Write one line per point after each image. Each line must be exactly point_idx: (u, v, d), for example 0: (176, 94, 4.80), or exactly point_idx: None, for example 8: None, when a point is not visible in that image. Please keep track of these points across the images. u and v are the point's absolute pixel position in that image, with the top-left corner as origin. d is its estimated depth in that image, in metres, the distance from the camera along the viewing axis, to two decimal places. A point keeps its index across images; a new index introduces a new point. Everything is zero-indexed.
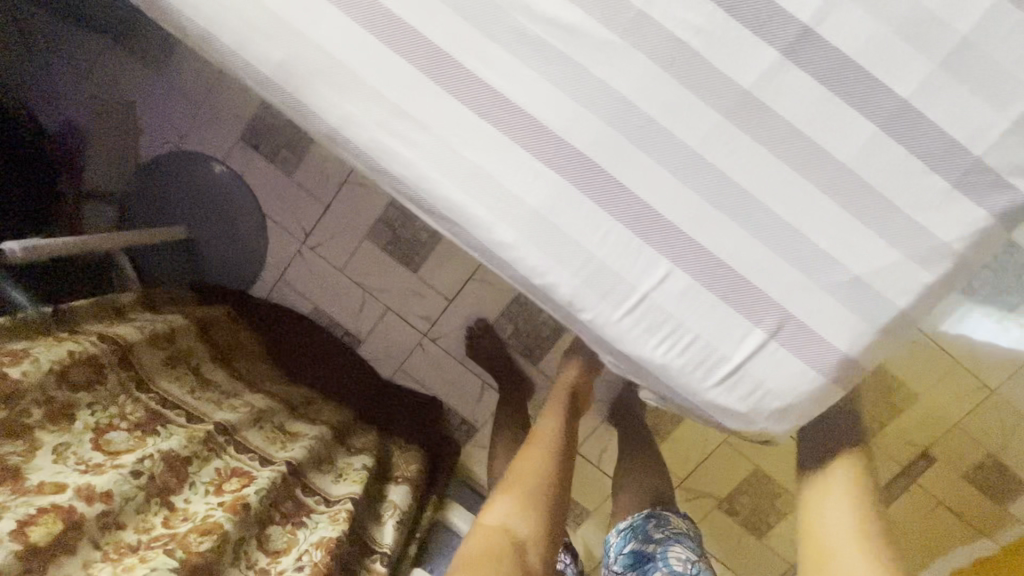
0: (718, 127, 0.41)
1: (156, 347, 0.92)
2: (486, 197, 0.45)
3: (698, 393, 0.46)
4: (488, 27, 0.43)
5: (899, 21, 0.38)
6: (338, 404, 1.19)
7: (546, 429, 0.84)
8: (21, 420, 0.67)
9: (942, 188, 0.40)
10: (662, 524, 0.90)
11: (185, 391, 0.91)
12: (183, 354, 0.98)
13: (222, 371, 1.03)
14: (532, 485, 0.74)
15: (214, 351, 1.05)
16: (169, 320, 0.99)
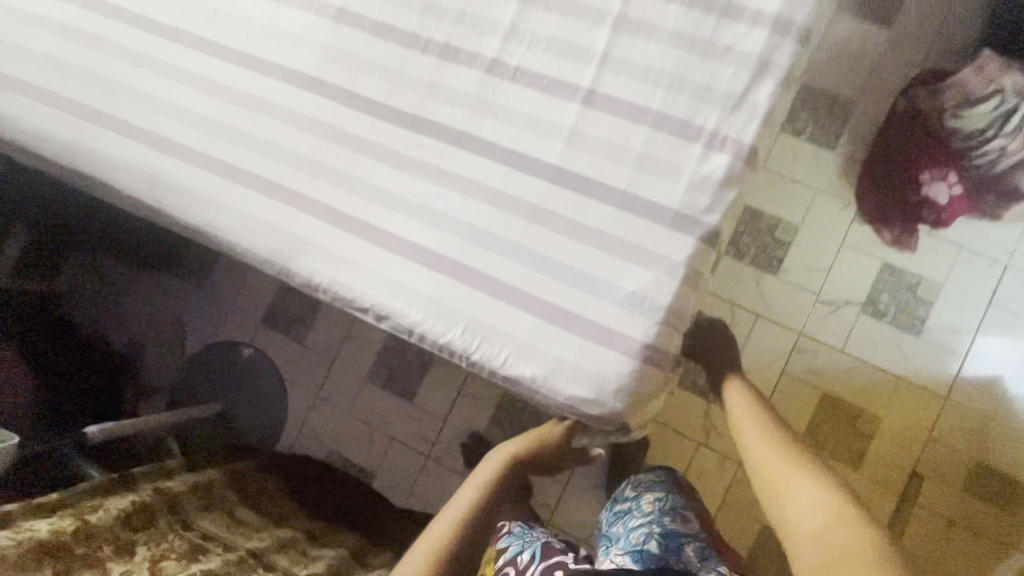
0: (525, 226, 0.69)
1: (196, 496, 1.11)
2: (401, 296, 0.71)
3: (561, 392, 0.66)
4: (388, 203, 0.74)
5: (602, 152, 0.68)
6: (355, 532, 1.29)
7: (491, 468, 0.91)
8: (95, 555, 0.87)
9: (664, 230, 0.66)
10: (638, 482, 0.98)
11: (221, 527, 1.08)
12: (220, 499, 1.15)
13: (252, 511, 1.18)
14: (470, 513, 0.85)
15: (245, 497, 1.22)
16: (207, 474, 1.19)
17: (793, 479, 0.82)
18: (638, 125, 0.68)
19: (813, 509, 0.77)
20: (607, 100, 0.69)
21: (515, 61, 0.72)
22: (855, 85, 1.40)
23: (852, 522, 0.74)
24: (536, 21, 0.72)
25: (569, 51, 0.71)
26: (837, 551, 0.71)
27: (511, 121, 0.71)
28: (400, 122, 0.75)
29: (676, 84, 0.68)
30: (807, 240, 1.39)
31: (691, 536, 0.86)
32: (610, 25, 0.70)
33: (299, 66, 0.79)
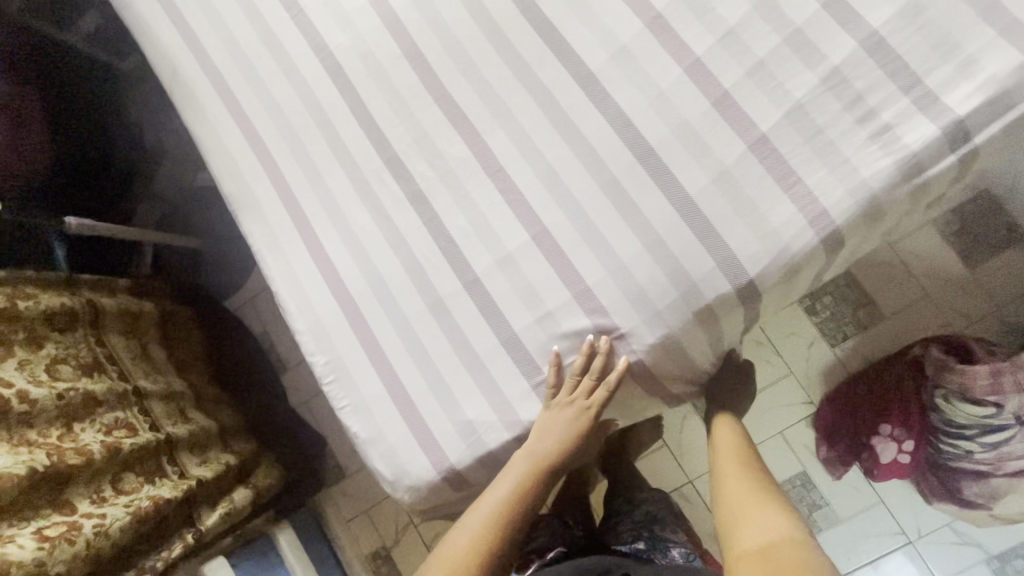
0: (422, 309, 0.72)
1: (121, 321, 1.25)
2: (298, 302, 0.77)
3: (368, 458, 0.74)
4: (333, 217, 0.77)
5: (519, 290, 0.69)
6: (235, 410, 1.48)
7: (520, 470, 0.69)
8: (10, 334, 1.00)
9: (525, 390, 0.69)
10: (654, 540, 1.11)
11: (129, 356, 1.23)
12: (141, 331, 1.31)
13: (163, 352, 1.35)
14: (500, 518, 0.71)
15: (164, 339, 1.38)
16: (143, 304, 1.33)
17: (762, 517, 0.79)
18: (563, 285, 0.68)
19: (772, 539, 0.75)
20: (551, 247, 0.69)
21: (503, 160, 0.72)
22: (893, 303, 1.32)
23: (812, 552, 0.72)
24: (543, 135, 0.71)
25: (551, 181, 0.70)
26: (788, 570, 0.68)
27: (463, 213, 0.72)
28: (381, 152, 0.76)
29: (616, 271, 0.67)
30: (753, 411, 1.37)
31: (679, 542, 1.11)
32: (599, 181, 0.69)
33: (333, 46, 0.80)
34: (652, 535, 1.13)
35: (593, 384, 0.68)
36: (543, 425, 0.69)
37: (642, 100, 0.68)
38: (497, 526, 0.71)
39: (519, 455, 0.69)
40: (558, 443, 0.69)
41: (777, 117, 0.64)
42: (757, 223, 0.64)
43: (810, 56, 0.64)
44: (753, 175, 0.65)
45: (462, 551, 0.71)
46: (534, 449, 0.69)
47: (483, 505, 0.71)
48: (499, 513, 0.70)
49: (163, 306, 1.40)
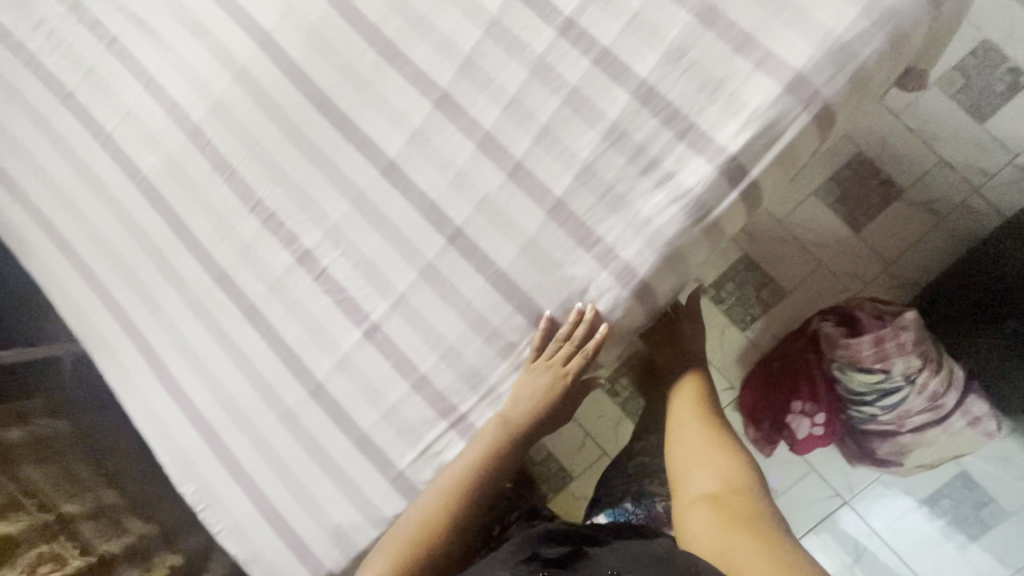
0: (276, 422, 0.73)
1: (31, 444, 1.17)
2: (159, 433, 0.77)
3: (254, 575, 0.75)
4: (177, 342, 0.77)
5: (361, 389, 0.71)
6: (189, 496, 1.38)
7: (489, 438, 0.68)
8: None
9: (384, 485, 0.70)
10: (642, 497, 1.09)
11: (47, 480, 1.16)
12: (61, 447, 1.22)
13: (88, 463, 1.24)
14: (457, 494, 0.68)
15: (88, 446, 1.26)
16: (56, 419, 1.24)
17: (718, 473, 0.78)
18: (401, 378, 0.70)
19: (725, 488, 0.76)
20: (383, 341, 0.70)
21: (324, 261, 0.72)
22: (791, 277, 1.35)
23: (761, 503, 0.73)
24: (357, 231, 0.71)
25: (372, 276, 0.71)
26: (741, 525, 0.68)
27: (298, 320, 0.73)
28: (210, 271, 0.76)
29: (448, 356, 0.68)
30: None
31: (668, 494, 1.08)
32: (417, 269, 0.69)
33: (144, 168, 0.78)
34: (641, 489, 1.09)
35: (570, 350, 0.66)
36: (520, 391, 0.68)
37: (443, 182, 0.69)
38: (454, 497, 0.69)
39: (493, 422, 0.68)
40: (527, 410, 0.68)
41: (569, 181, 0.65)
42: (569, 288, 0.66)
43: (589, 114, 0.65)
44: (557, 241, 0.66)
45: (417, 523, 0.68)
46: (507, 416, 0.68)
47: (441, 475, 0.69)
48: (457, 486, 0.68)
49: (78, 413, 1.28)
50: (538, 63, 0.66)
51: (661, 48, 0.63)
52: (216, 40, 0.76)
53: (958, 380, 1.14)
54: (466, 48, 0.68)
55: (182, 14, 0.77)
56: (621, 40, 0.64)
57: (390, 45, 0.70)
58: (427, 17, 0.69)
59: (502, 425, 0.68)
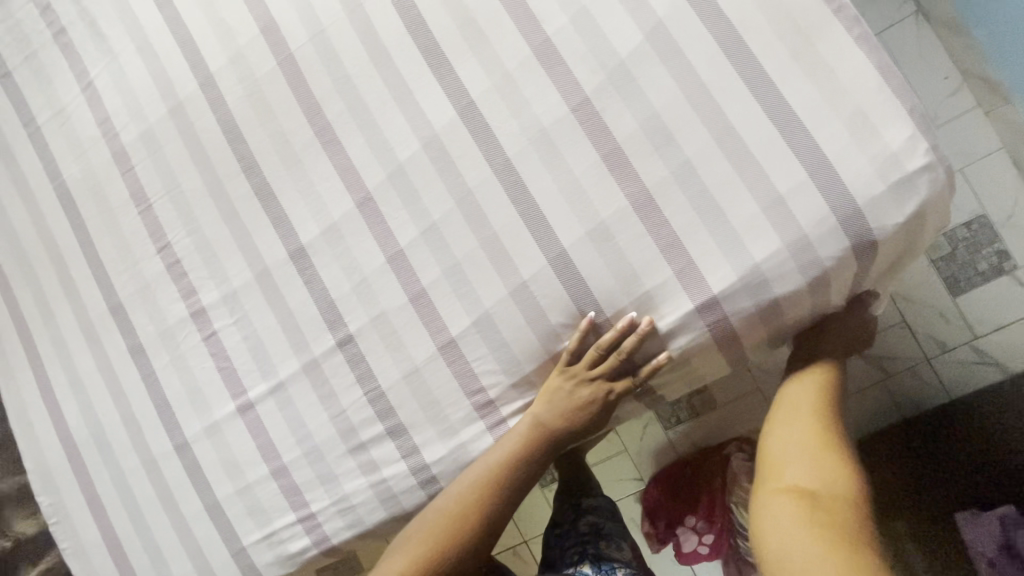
0: (136, 463, 0.73)
1: None
2: (27, 438, 0.77)
3: None
4: (61, 356, 0.76)
5: (222, 459, 0.70)
6: None
7: (518, 440, 0.62)
8: None
9: (226, 556, 0.71)
10: (598, 563, 0.98)
11: None
12: None
13: None
14: (480, 495, 0.62)
15: None
16: None
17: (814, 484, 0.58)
18: (263, 460, 0.69)
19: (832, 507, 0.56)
20: (254, 420, 0.69)
21: (216, 324, 0.71)
22: (727, 392, 1.34)
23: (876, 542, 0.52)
24: (254, 304, 0.69)
25: (258, 353, 0.69)
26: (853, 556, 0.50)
27: (178, 374, 0.71)
28: (106, 298, 0.74)
29: (311, 454, 0.68)
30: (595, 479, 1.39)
31: (624, 562, 0.99)
32: (302, 361, 0.68)
33: (65, 175, 0.76)
34: (597, 554, 1.00)
35: (615, 360, 0.61)
36: (557, 395, 0.62)
37: (346, 284, 0.67)
38: (473, 504, 0.62)
39: (528, 417, 0.62)
40: (566, 414, 0.62)
41: (466, 323, 0.63)
42: (442, 425, 0.65)
43: (502, 263, 0.63)
44: (441, 378, 0.64)
45: (435, 521, 0.62)
46: (543, 418, 0.62)
47: (472, 468, 0.63)
48: (491, 479, 0.62)
49: None
50: (466, 196, 0.64)
51: (588, 223, 0.60)
52: (160, 66, 0.72)
53: None
54: (402, 157, 0.65)
55: (132, 26, 0.72)
56: (552, 200, 0.61)
57: (328, 128, 0.67)
58: (371, 112, 0.66)
59: (534, 424, 0.62)
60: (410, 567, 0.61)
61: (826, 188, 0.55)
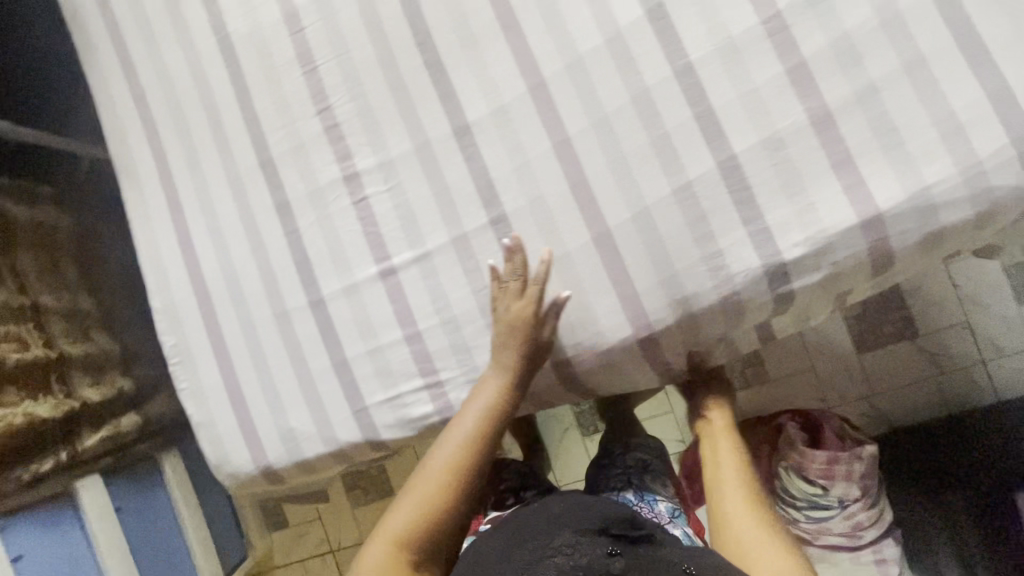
0: (267, 315, 0.75)
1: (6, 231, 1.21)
2: (156, 280, 0.79)
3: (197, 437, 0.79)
4: (203, 204, 0.78)
5: (357, 320, 0.73)
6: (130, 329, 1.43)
7: (495, 395, 0.67)
8: None
9: (347, 412, 0.74)
10: (642, 491, 1.04)
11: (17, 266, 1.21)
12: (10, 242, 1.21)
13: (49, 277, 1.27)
14: (466, 453, 0.67)
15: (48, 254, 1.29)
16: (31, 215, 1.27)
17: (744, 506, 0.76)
18: (398, 325, 0.72)
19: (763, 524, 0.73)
20: (395, 286, 0.72)
21: (368, 190, 0.73)
22: (781, 368, 1.37)
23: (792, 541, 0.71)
24: (411, 175, 0.71)
25: (408, 223, 0.71)
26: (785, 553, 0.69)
27: (323, 234, 0.74)
28: (258, 153, 0.76)
29: (448, 324, 0.71)
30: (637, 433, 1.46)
31: (666, 496, 1.05)
32: (452, 235, 0.70)
33: (231, 29, 0.77)
34: (640, 485, 1.06)
35: (535, 289, 0.66)
36: (519, 355, 0.67)
37: (507, 165, 0.69)
38: (463, 461, 0.67)
39: (496, 370, 0.68)
40: (529, 363, 0.68)
41: (625, 217, 0.66)
42: (583, 311, 0.68)
43: (669, 163, 0.65)
44: (590, 266, 0.67)
45: (431, 484, 0.67)
46: (512, 372, 0.67)
47: (455, 426, 0.68)
48: (477, 436, 0.67)
49: (42, 217, 1.30)
50: (642, 94, 0.66)
51: (764, 132, 0.63)
52: None
53: (884, 522, 1.19)
54: (583, 49, 0.67)
55: None
56: (730, 107, 0.63)
57: (511, 13, 0.69)
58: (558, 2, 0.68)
59: (504, 380, 0.67)
60: (412, 525, 0.66)
61: (1010, 125, 0.57)
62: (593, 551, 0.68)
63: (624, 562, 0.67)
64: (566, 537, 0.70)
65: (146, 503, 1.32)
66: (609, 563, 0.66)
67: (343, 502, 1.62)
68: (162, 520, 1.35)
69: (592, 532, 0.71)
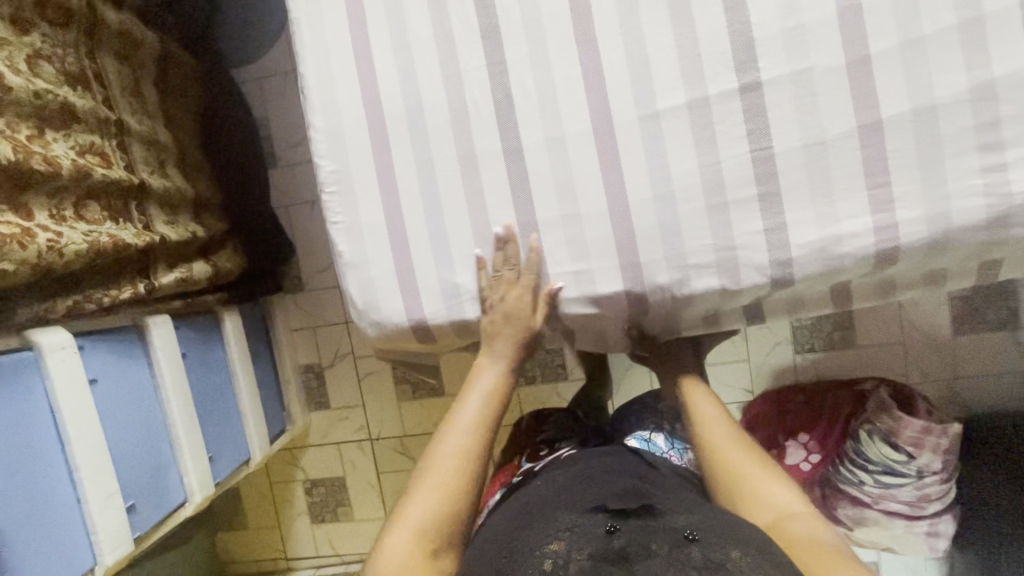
0: (449, 157, 0.67)
1: (97, 33, 1.02)
2: (322, 96, 0.70)
3: (342, 279, 0.72)
4: (390, 14, 0.67)
5: (557, 179, 0.65)
6: (204, 176, 1.29)
7: (501, 383, 0.71)
8: (18, 11, 0.88)
9: (522, 278, 0.68)
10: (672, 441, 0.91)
11: (104, 75, 1.04)
12: (98, 44, 1.03)
13: (131, 98, 1.10)
14: (478, 436, 0.67)
15: (133, 70, 1.11)
16: (122, 21, 1.07)
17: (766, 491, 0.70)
18: (604, 194, 0.64)
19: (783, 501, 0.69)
20: (608, 147, 0.63)
21: (599, 30, 0.63)
22: (871, 336, 1.30)
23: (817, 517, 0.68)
24: (654, 20, 0.61)
25: (640, 77, 0.62)
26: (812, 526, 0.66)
27: (534, 73, 0.64)
28: None
29: (662, 200, 0.63)
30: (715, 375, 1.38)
31: None
32: (690, 98, 0.61)
33: None
34: (671, 433, 0.93)
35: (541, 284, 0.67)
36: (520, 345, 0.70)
37: (777, 26, 0.59)
38: (477, 444, 0.67)
39: (495, 356, 0.70)
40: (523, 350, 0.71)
41: (906, 109, 0.57)
42: (824, 210, 0.61)
43: (977, 54, 0.56)
44: (846, 159, 0.59)
45: (447, 471, 0.65)
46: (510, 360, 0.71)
47: (462, 415, 0.69)
48: (486, 421, 0.68)
49: (129, 23, 1.09)
50: None
51: None
52: None
53: (949, 497, 1.18)
54: None
55: None
56: None
57: None
58: None
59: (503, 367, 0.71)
60: (437, 514, 0.63)
61: None
62: (588, 530, 0.61)
63: (624, 537, 0.59)
64: (562, 520, 0.63)
65: (206, 356, 1.25)
66: (608, 541, 0.59)
67: (391, 396, 1.55)
68: (219, 380, 1.28)
69: (587, 510, 0.64)
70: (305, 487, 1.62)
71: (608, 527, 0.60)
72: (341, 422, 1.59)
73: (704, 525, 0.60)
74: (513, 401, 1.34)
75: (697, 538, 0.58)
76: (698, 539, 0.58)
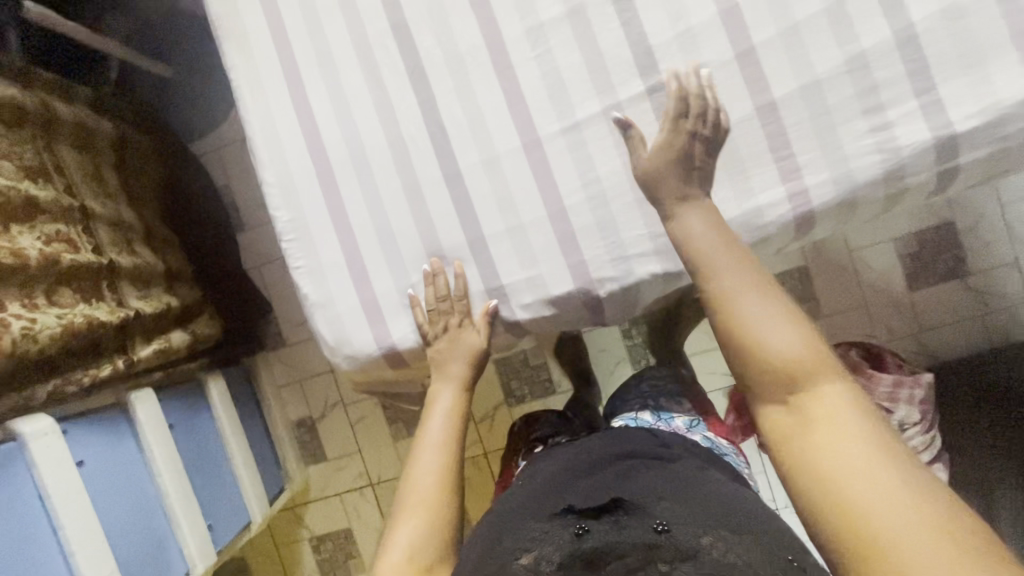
0: (396, 189, 0.72)
1: (53, 127, 1.07)
2: (270, 152, 0.74)
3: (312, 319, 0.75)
4: (324, 69, 0.73)
5: (497, 195, 0.70)
6: (173, 247, 1.33)
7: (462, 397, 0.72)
8: None
9: (480, 292, 0.72)
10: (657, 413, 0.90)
11: (62, 164, 1.07)
12: (54, 137, 1.07)
13: (92, 183, 1.13)
14: (449, 450, 0.68)
15: (91, 156, 1.15)
16: (75, 112, 1.12)
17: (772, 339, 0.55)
18: (542, 202, 0.69)
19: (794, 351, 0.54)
20: (539, 159, 0.69)
21: (515, 57, 0.69)
22: (833, 304, 1.36)
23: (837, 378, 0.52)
24: (562, 41, 0.68)
25: (557, 93, 0.68)
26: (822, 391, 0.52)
27: (461, 103, 0.70)
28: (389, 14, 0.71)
29: (595, 199, 0.68)
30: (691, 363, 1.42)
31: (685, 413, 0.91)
32: (605, 105, 0.67)
33: None
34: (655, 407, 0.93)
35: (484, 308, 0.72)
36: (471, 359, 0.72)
37: (669, 32, 0.66)
38: (450, 458, 0.67)
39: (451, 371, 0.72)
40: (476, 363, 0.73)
41: (793, 87, 0.64)
42: (742, 188, 0.66)
43: (845, 32, 0.63)
44: (751, 138, 0.65)
45: (425, 489, 0.65)
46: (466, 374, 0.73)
47: (428, 433, 0.69)
48: (455, 436, 0.69)
49: (82, 112, 1.14)
50: None
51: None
52: None
53: (935, 446, 1.19)
54: None
55: None
56: None
57: None
58: None
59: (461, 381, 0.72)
60: (422, 534, 0.62)
61: None
62: (556, 536, 0.57)
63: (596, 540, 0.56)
64: (528, 527, 0.59)
65: (193, 424, 1.25)
66: (577, 545, 0.56)
67: (386, 436, 1.55)
68: (209, 446, 1.27)
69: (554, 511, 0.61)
70: (312, 543, 1.60)
71: (577, 530, 0.57)
72: (338, 471, 1.58)
73: (678, 513, 0.57)
74: (505, 419, 1.36)
75: (668, 529, 0.56)
76: (671, 529, 0.55)
